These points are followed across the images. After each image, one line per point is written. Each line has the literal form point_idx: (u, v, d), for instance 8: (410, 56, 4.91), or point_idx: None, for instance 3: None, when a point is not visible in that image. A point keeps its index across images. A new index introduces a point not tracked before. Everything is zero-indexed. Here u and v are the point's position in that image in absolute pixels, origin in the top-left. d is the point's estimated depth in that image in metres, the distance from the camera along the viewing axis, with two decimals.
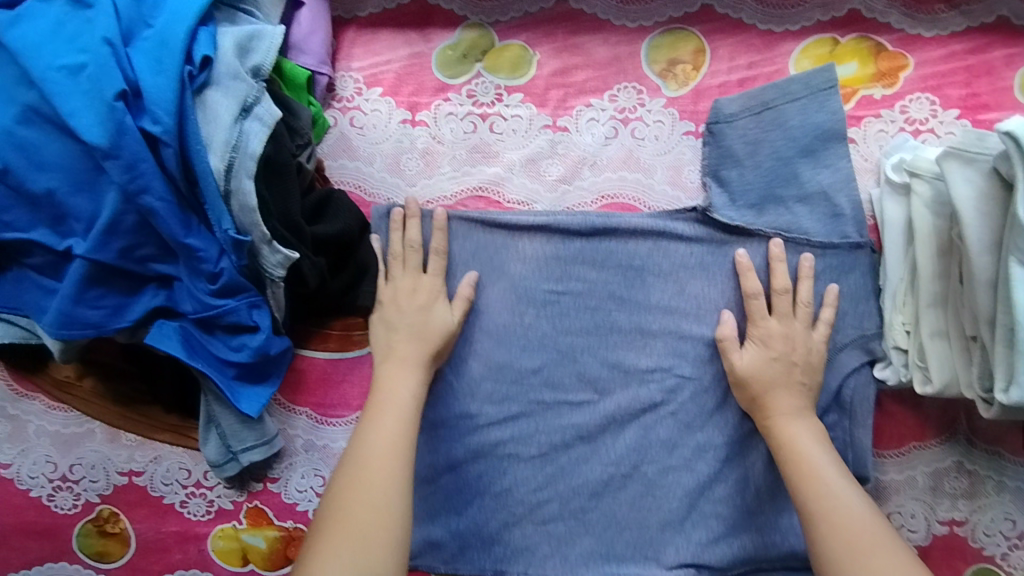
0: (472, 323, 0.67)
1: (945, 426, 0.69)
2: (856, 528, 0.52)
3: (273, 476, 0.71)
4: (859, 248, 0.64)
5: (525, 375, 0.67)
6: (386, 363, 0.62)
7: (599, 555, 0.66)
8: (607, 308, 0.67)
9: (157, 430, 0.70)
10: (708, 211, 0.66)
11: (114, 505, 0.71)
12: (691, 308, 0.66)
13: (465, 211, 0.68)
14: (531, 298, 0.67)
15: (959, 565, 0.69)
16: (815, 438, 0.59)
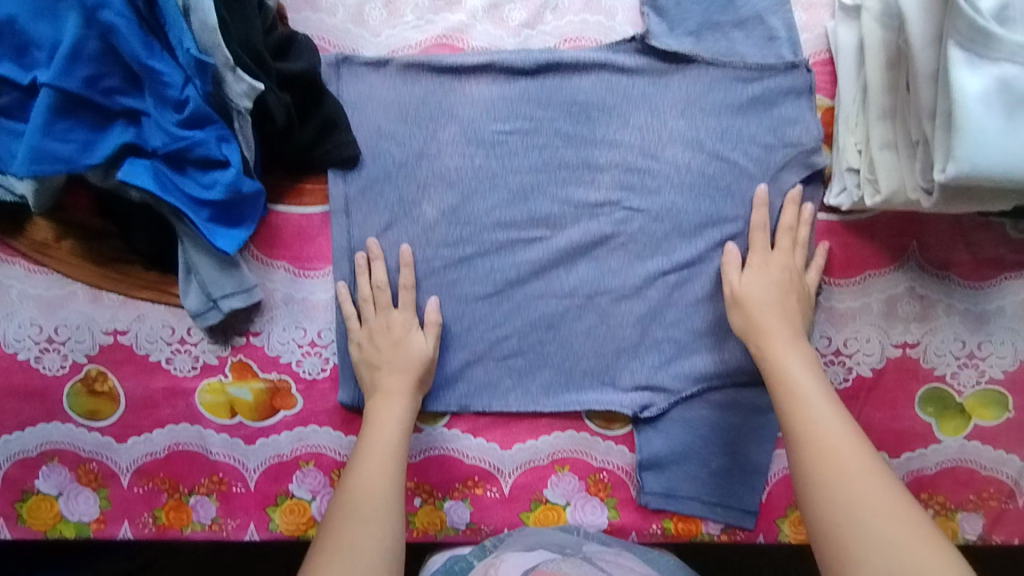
0: (426, 167, 0.71)
1: (900, 253, 0.72)
2: (837, 446, 0.56)
3: (255, 330, 0.73)
4: (796, 68, 0.70)
5: (478, 216, 0.72)
6: (375, 398, 0.68)
7: (559, 383, 0.74)
8: (556, 146, 0.71)
9: (138, 288, 0.72)
10: (646, 38, 0.71)
11: (102, 365, 0.73)
12: (637, 140, 0.71)
13: (409, 56, 0.71)
14: (480, 139, 0.71)
15: (910, 384, 0.73)
16: (806, 362, 0.64)
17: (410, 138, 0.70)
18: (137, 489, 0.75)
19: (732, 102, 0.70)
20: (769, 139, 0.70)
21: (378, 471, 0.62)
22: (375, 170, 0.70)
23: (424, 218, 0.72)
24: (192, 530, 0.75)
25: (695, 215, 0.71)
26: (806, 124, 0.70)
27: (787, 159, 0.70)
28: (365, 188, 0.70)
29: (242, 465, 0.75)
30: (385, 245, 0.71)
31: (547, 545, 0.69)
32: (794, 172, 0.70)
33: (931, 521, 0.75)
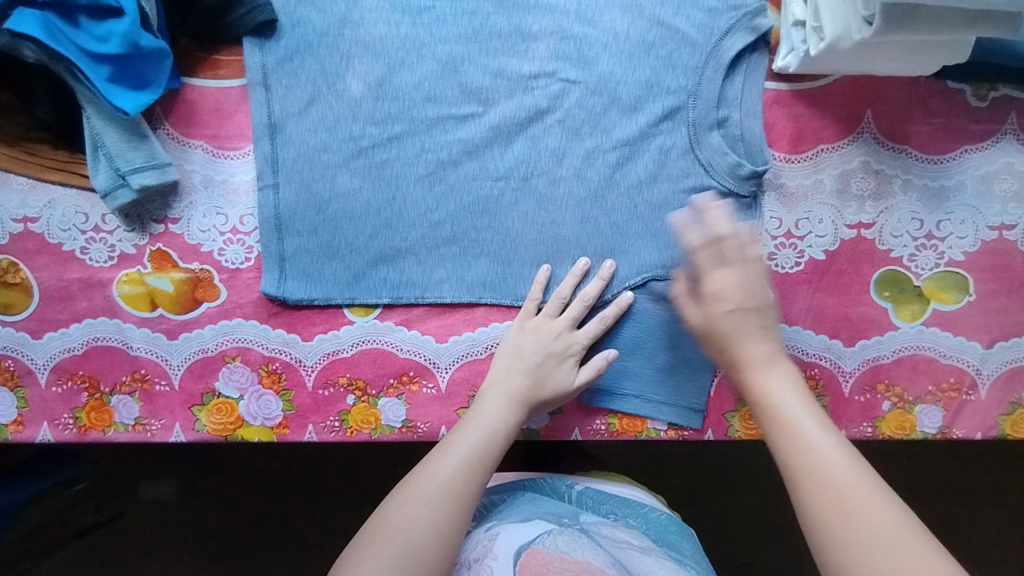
0: (349, 36, 0.68)
1: (852, 125, 0.68)
2: (846, 494, 0.48)
3: (174, 217, 0.69)
4: None
5: (405, 91, 0.69)
6: (489, 389, 0.64)
7: (497, 273, 0.70)
8: (486, 12, 0.69)
9: (47, 171, 0.68)
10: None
11: (13, 256, 0.69)
12: (571, 5, 0.69)
13: None
14: (407, 7, 0.69)
15: (866, 268, 0.70)
16: (794, 387, 0.55)
17: (330, 4, 0.68)
18: (56, 388, 0.71)
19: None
20: (713, 3, 0.69)
21: (456, 467, 0.58)
22: (298, 39, 0.68)
23: (349, 90, 0.68)
24: (115, 431, 0.71)
25: (634, 87, 0.68)
26: None
27: (731, 22, 0.68)
28: (287, 55, 0.68)
29: (165, 362, 0.71)
30: (308, 117, 0.68)
31: (545, 514, 0.67)
32: (737, 38, 0.68)
33: (888, 414, 0.71)
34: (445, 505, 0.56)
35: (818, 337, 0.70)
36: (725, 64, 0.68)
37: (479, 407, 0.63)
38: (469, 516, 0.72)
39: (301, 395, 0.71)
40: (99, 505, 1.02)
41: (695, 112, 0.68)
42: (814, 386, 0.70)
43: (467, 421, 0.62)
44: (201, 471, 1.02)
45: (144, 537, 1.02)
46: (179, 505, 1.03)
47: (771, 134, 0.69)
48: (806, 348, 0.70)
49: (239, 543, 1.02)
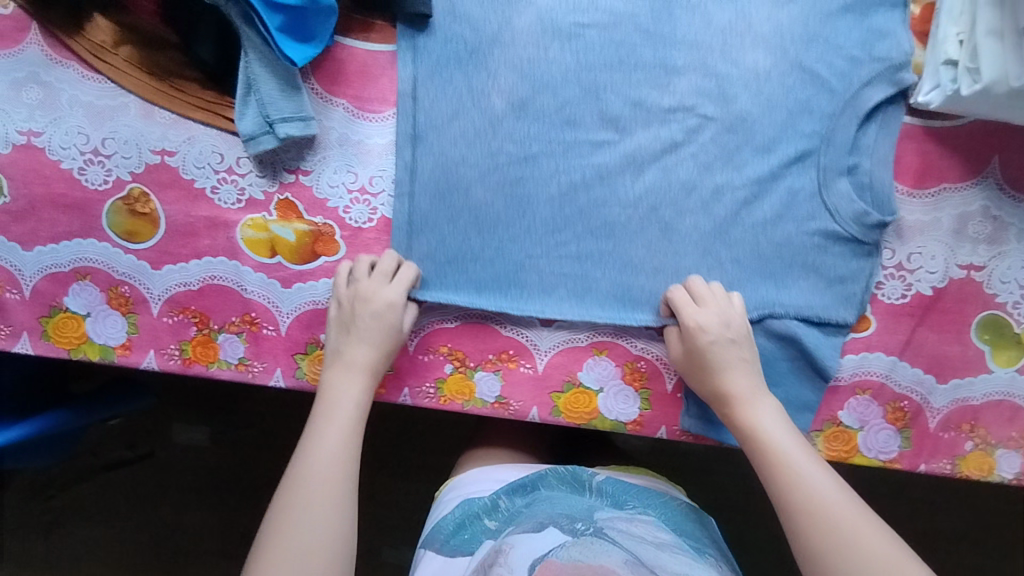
0: (502, 29, 0.70)
1: (978, 168, 0.69)
2: (834, 520, 0.57)
3: (306, 169, 0.71)
4: None
5: (548, 83, 0.70)
6: (333, 368, 0.67)
7: (615, 298, 0.71)
8: (634, 43, 0.70)
9: (192, 109, 0.70)
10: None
11: (145, 186, 0.71)
12: (717, 44, 0.70)
13: None
14: (557, 31, 0.70)
15: (969, 309, 0.71)
16: (777, 414, 0.64)
17: (486, 21, 0.70)
18: (166, 319, 0.73)
19: (821, 11, 0.70)
20: (857, 53, 0.69)
21: (324, 463, 0.62)
22: (454, 19, 0.70)
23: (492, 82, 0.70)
24: (218, 368, 0.73)
25: (769, 128, 0.70)
26: (897, 38, 0.69)
27: (873, 74, 0.69)
28: (440, 46, 0.70)
29: (275, 308, 0.73)
30: (453, 124, 0.70)
31: (557, 519, 0.64)
32: (878, 89, 0.69)
33: (969, 454, 0.72)
34: (320, 495, 0.61)
35: (912, 370, 0.72)
36: (862, 114, 0.69)
37: (332, 393, 0.66)
38: (490, 514, 0.71)
39: (401, 357, 0.73)
40: (132, 443, 1.07)
41: (826, 158, 0.69)
42: (901, 418, 0.72)
43: (330, 407, 0.65)
44: (235, 424, 1.07)
45: (170, 479, 1.07)
46: (208, 452, 1.07)
47: (897, 166, 0.70)
48: (899, 380, 0.72)
49: (256, 497, 1.06)
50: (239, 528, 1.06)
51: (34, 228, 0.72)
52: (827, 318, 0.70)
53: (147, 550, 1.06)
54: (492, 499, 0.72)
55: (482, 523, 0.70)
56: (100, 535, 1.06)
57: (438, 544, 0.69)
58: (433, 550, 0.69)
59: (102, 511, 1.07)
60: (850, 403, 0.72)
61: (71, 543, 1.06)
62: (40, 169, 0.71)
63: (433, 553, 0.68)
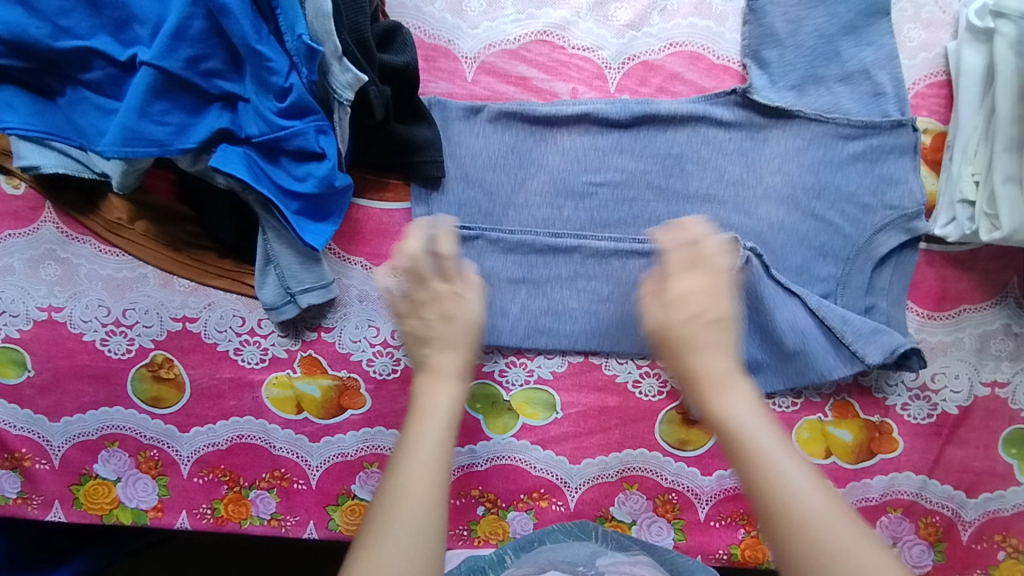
0: (517, 184, 0.71)
1: (996, 289, 0.70)
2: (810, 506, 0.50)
3: (327, 325, 0.72)
4: (902, 126, 0.69)
5: (565, 231, 0.71)
6: (425, 376, 0.60)
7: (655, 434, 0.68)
8: (646, 198, 0.72)
9: (210, 276, 0.70)
10: (748, 92, 0.71)
11: (168, 352, 0.71)
12: (729, 195, 0.71)
13: (504, 103, 0.72)
14: (570, 189, 0.72)
15: (997, 424, 0.71)
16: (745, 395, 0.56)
17: (499, 186, 0.71)
18: (197, 479, 0.73)
19: (832, 159, 0.70)
20: (868, 199, 0.70)
21: (423, 481, 0.53)
22: (472, 176, 0.71)
23: (507, 240, 0.71)
24: (251, 524, 0.73)
25: (787, 272, 0.70)
26: (909, 185, 0.69)
27: (885, 220, 0.69)
28: (452, 209, 0.71)
29: (304, 462, 0.73)
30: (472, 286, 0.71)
31: (559, 565, 0.63)
32: (891, 235, 0.69)
33: (1002, 563, 0.73)
34: (428, 508, 0.52)
35: (943, 487, 0.72)
36: (876, 258, 0.69)
37: (424, 401, 0.59)
38: (496, 569, 0.67)
39: None
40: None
41: (844, 301, 0.70)
42: (933, 533, 0.72)
43: (423, 424, 0.57)
44: None
45: None
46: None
47: (916, 290, 0.71)
48: (930, 497, 0.72)
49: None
50: None
51: (59, 399, 0.72)
52: (849, 344, 0.68)
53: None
54: (497, 554, 0.68)
55: None
56: None
57: None
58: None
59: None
60: (882, 522, 0.72)
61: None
62: (62, 342, 0.71)
63: None
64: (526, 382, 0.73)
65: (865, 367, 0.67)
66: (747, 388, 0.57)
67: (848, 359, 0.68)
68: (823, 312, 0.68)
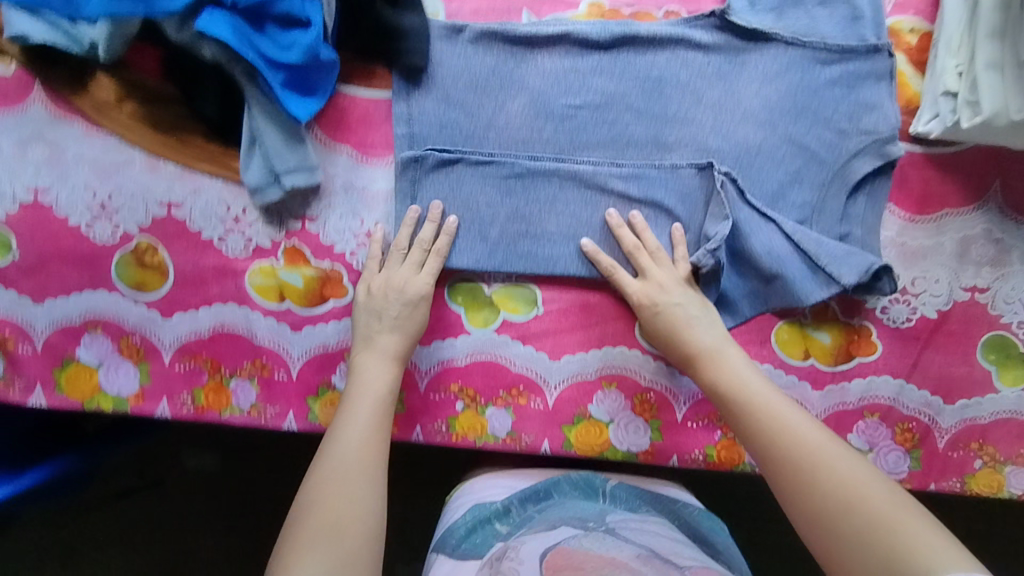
0: (497, 105, 0.72)
1: (979, 192, 0.71)
2: (813, 443, 0.56)
3: (312, 215, 0.72)
4: (877, 52, 0.70)
5: (544, 153, 0.72)
6: (363, 352, 0.66)
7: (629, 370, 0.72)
8: (626, 121, 0.72)
9: (198, 159, 0.71)
10: (726, 14, 0.71)
11: (153, 238, 0.72)
12: (707, 119, 0.71)
13: (485, 24, 0.72)
14: (550, 112, 0.72)
15: (977, 330, 0.72)
16: (746, 365, 0.64)
17: (479, 108, 0.71)
18: (178, 367, 0.73)
19: (809, 84, 0.71)
20: (843, 125, 0.71)
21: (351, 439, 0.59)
22: (452, 96, 0.71)
23: (486, 161, 0.71)
24: (230, 414, 0.73)
25: (770, 171, 0.71)
26: (883, 110, 0.70)
27: (861, 145, 0.70)
28: (433, 131, 0.71)
29: (286, 352, 0.73)
30: (453, 207, 0.71)
31: (568, 520, 0.61)
32: (865, 161, 0.70)
33: (978, 472, 0.72)
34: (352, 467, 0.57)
35: (920, 392, 0.72)
36: (849, 184, 0.70)
37: (360, 377, 0.65)
38: (502, 518, 0.67)
39: (412, 397, 0.73)
40: (143, 470, 1.03)
41: (825, 201, 0.70)
42: (910, 439, 0.72)
43: (354, 398, 0.63)
44: (244, 452, 1.02)
45: (185, 509, 1.02)
46: (219, 476, 1.02)
47: (898, 193, 0.71)
48: (907, 403, 0.72)
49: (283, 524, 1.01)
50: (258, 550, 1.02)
51: (44, 283, 0.72)
52: (825, 266, 0.68)
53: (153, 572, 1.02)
54: (505, 504, 0.69)
55: (494, 527, 0.66)
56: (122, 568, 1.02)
57: (450, 547, 0.65)
58: (444, 554, 0.64)
59: (117, 537, 1.02)
60: (858, 427, 0.72)
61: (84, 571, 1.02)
62: (48, 225, 0.71)
63: (444, 557, 0.64)
64: (508, 278, 0.74)
65: (843, 288, 0.67)
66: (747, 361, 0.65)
67: (825, 286, 0.68)
68: (799, 235, 0.68)
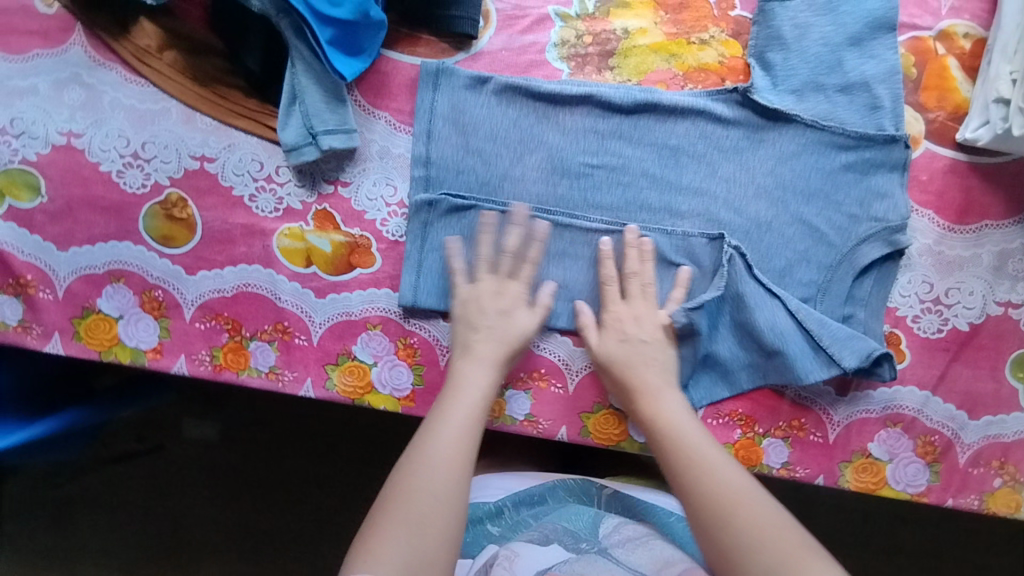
0: (513, 156, 0.71)
1: (1020, 207, 0.70)
2: (727, 488, 0.54)
3: (345, 180, 0.71)
4: (894, 142, 0.69)
5: (554, 208, 0.71)
6: (463, 358, 0.63)
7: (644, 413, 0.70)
8: (640, 185, 0.71)
9: (233, 115, 0.71)
10: (749, 92, 0.70)
11: (183, 192, 0.71)
12: (722, 190, 0.71)
13: (507, 77, 0.71)
14: (566, 169, 0.71)
15: (1008, 345, 0.71)
16: (681, 407, 0.62)
17: (497, 158, 0.71)
18: (199, 324, 0.72)
19: (824, 168, 0.70)
20: (855, 210, 0.70)
21: (441, 444, 0.56)
22: (469, 144, 0.71)
23: (499, 211, 0.70)
24: (248, 376, 0.72)
25: (807, 175, 0.70)
26: (895, 200, 0.69)
27: (870, 232, 0.69)
28: (450, 175, 0.70)
29: (308, 318, 0.72)
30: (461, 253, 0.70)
31: (561, 536, 0.61)
32: (874, 247, 0.69)
33: (997, 491, 0.71)
34: (441, 471, 0.55)
35: (944, 406, 0.71)
36: (857, 269, 0.69)
37: (456, 378, 0.62)
38: (494, 519, 0.67)
39: (432, 372, 0.71)
40: (143, 436, 1.02)
41: (863, 205, 0.70)
42: (930, 452, 0.71)
43: (449, 398, 0.60)
44: (248, 419, 1.01)
45: (181, 473, 1.01)
46: (218, 448, 1.02)
47: (940, 202, 0.71)
48: (931, 416, 0.71)
49: (279, 501, 1.00)
50: (254, 520, 1.00)
51: (70, 229, 0.71)
52: (826, 347, 0.67)
53: (143, 539, 1.00)
54: (497, 504, 0.68)
55: (483, 528, 0.66)
56: (113, 528, 1.01)
57: None
58: None
59: (111, 500, 1.01)
60: (880, 436, 0.71)
61: (74, 532, 1.00)
62: (79, 170, 0.71)
63: None
64: None
65: (843, 371, 0.66)
66: (685, 401, 0.63)
67: (823, 369, 0.67)
68: (802, 314, 0.67)
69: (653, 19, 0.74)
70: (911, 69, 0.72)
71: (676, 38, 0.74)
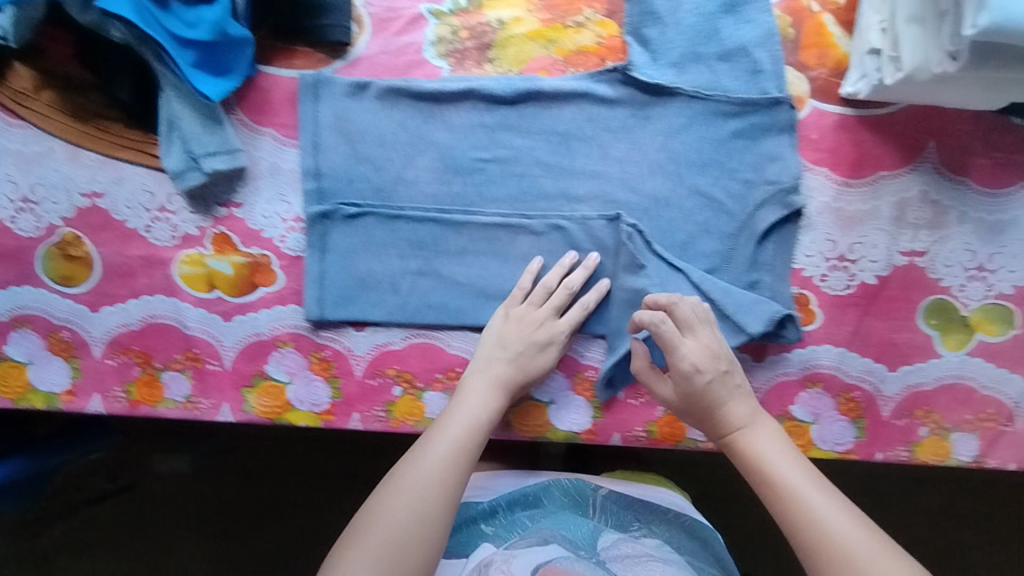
0: (404, 158, 0.71)
1: (911, 156, 0.71)
2: (828, 535, 0.53)
3: (238, 202, 0.71)
4: (779, 104, 0.69)
5: (451, 205, 0.71)
6: (470, 377, 0.64)
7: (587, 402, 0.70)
8: (534, 173, 0.71)
9: (118, 148, 0.71)
10: (628, 70, 0.70)
11: (78, 230, 0.71)
12: (615, 169, 0.70)
13: (389, 80, 0.71)
14: (458, 166, 0.71)
15: (919, 293, 0.71)
16: (775, 438, 0.59)
17: (388, 162, 0.71)
18: (110, 360, 0.71)
19: (713, 137, 0.70)
20: (750, 175, 0.70)
21: (433, 474, 0.58)
22: (358, 151, 0.71)
23: (394, 215, 0.70)
24: (165, 408, 0.71)
25: (696, 147, 0.70)
26: (786, 161, 0.69)
27: (765, 196, 0.69)
28: (342, 185, 0.70)
29: (217, 342, 0.71)
30: (363, 261, 0.70)
31: (562, 541, 0.61)
32: (771, 210, 0.69)
33: (925, 440, 0.70)
34: (430, 499, 0.57)
35: (861, 360, 0.70)
36: (757, 233, 0.69)
37: (456, 404, 0.63)
38: (487, 518, 0.67)
39: (349, 383, 0.71)
40: (114, 475, 1.00)
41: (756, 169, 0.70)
42: (854, 409, 0.70)
43: (444, 425, 0.61)
44: (215, 449, 0.99)
45: (162, 511, 1.00)
46: (193, 481, 1.00)
47: (833, 158, 0.71)
48: (849, 371, 0.70)
49: (255, 529, 1.00)
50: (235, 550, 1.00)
51: None
52: (731, 315, 0.66)
53: None
54: (490, 503, 0.67)
55: (478, 527, 0.66)
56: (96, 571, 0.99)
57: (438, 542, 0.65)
58: None
59: (93, 543, 1.00)
60: (801, 398, 0.70)
61: None
62: None
63: None
64: None
65: (751, 338, 0.66)
66: (781, 430, 0.60)
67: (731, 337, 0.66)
68: (705, 284, 0.67)
69: (528, 8, 0.74)
70: (788, 30, 0.72)
71: (552, 24, 0.74)
